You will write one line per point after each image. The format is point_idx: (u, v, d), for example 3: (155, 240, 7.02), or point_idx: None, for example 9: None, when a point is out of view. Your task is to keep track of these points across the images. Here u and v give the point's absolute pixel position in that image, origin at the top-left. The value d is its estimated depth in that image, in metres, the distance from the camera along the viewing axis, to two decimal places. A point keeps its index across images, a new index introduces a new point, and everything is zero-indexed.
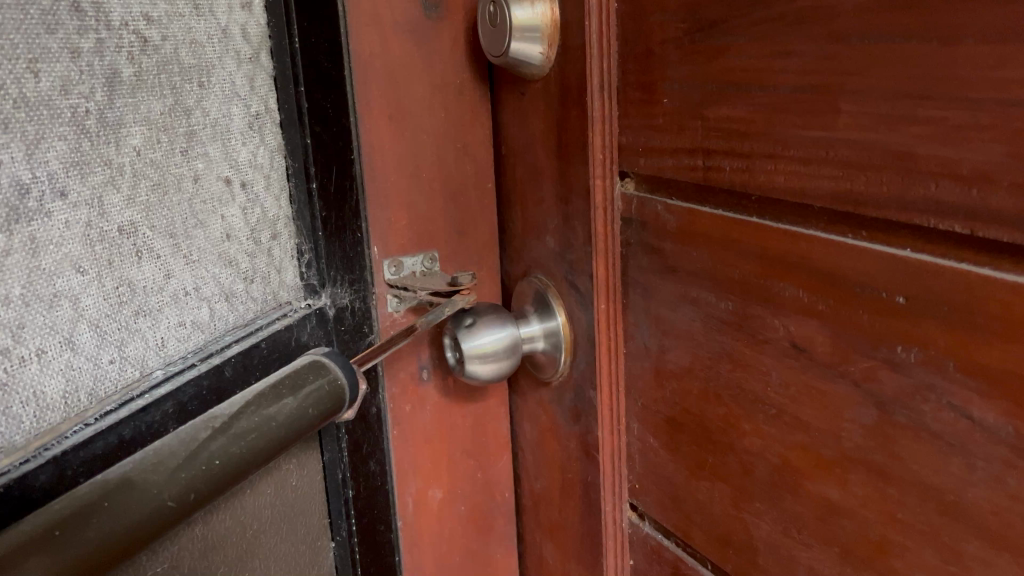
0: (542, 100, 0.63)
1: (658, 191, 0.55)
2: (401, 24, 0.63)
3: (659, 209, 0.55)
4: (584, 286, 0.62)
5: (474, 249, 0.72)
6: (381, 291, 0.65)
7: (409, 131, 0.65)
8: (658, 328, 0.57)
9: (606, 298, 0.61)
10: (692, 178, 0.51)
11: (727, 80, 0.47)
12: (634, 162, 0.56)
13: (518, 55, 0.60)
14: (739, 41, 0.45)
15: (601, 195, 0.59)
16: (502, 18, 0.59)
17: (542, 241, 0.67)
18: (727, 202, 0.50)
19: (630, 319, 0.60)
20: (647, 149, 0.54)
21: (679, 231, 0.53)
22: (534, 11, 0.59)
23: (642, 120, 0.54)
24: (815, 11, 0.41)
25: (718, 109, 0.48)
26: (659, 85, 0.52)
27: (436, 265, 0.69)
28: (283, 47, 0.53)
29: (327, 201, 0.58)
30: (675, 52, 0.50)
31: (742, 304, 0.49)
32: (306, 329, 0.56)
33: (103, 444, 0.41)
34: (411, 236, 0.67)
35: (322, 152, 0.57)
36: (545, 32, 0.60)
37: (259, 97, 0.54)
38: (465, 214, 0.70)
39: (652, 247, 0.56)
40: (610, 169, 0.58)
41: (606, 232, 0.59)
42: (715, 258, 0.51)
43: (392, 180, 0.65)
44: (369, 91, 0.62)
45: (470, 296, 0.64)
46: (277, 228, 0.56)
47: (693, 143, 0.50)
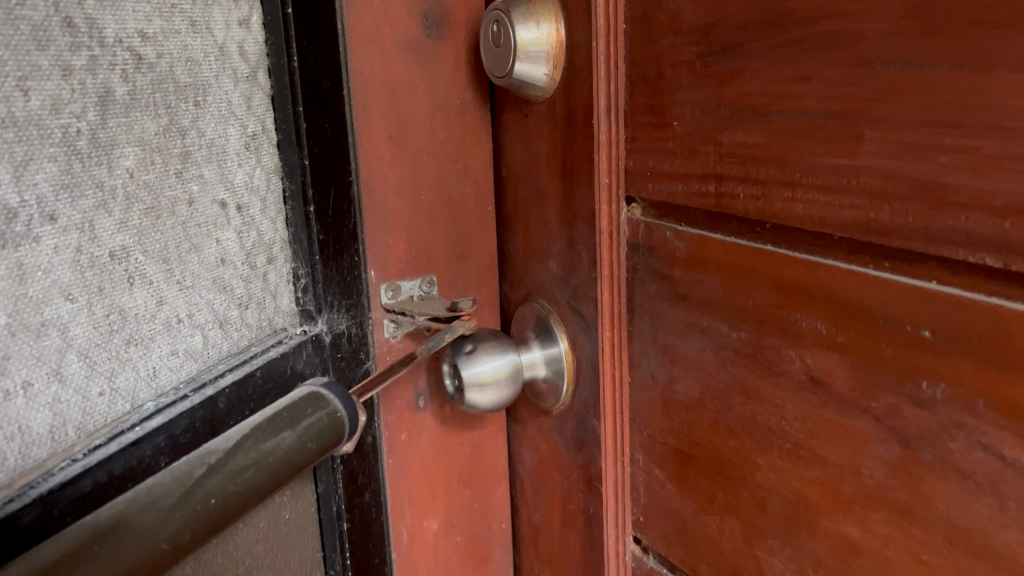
0: (545, 121, 0.61)
1: (667, 217, 0.54)
2: (401, 43, 0.61)
3: (668, 235, 0.53)
4: (588, 314, 0.60)
5: (474, 272, 0.69)
6: (378, 316, 0.64)
7: (409, 153, 0.63)
8: (667, 357, 0.55)
9: (611, 325, 0.59)
10: (704, 205, 0.50)
11: (743, 105, 0.45)
12: (642, 187, 0.54)
13: (522, 76, 0.58)
14: (757, 64, 0.44)
15: (606, 222, 0.57)
16: (507, 38, 0.57)
17: (542, 266, 0.65)
18: (740, 230, 0.49)
19: (636, 348, 0.58)
20: (656, 174, 0.53)
21: (690, 259, 0.52)
22: (540, 31, 0.57)
23: (651, 143, 0.53)
24: (840, 34, 0.39)
25: (733, 134, 0.47)
26: (669, 109, 0.51)
27: (434, 290, 0.66)
28: (282, 65, 0.52)
29: (324, 224, 0.56)
30: (688, 75, 0.49)
31: (756, 335, 0.48)
32: (302, 357, 0.54)
33: (91, 481, 0.39)
34: (410, 260, 0.65)
35: (320, 174, 0.55)
36: (551, 53, 0.58)
37: (256, 117, 0.52)
38: (465, 236, 0.68)
39: (660, 274, 0.54)
40: (618, 194, 0.56)
41: (611, 258, 0.58)
42: (727, 287, 0.49)
43: (391, 203, 0.63)
44: (368, 111, 0.60)
45: (471, 322, 0.62)
46: (274, 252, 0.54)
47: (705, 168, 0.49)
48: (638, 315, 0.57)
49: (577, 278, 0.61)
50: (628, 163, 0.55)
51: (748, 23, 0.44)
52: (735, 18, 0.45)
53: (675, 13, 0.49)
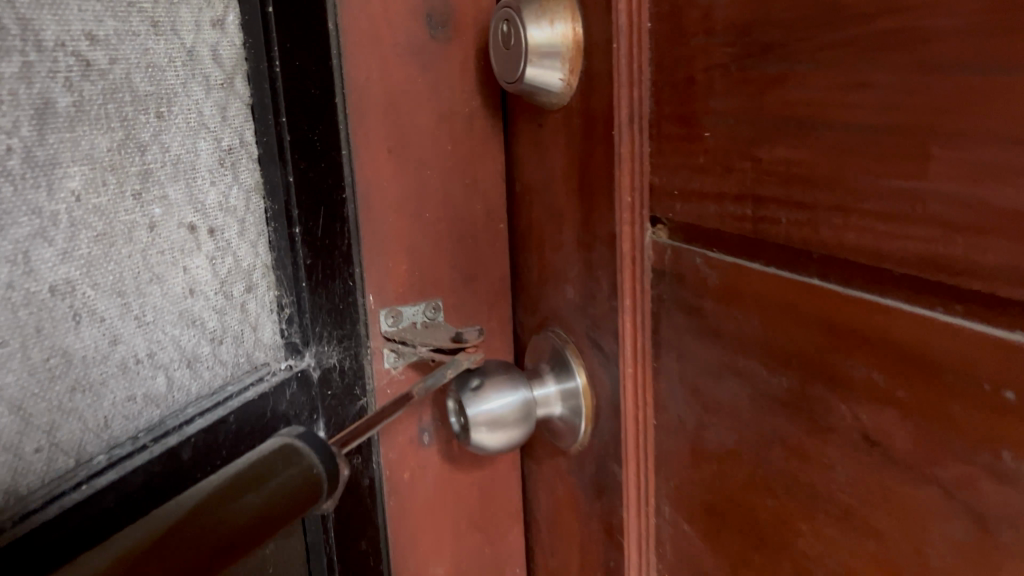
0: (563, 132, 0.55)
1: (696, 242, 0.47)
2: (403, 46, 0.55)
3: (698, 263, 0.47)
4: (609, 347, 0.54)
5: (486, 296, 0.63)
6: (378, 345, 0.58)
7: (412, 166, 0.57)
8: (698, 400, 0.49)
9: (634, 360, 0.53)
10: (738, 229, 0.43)
11: (783, 116, 0.39)
12: (669, 207, 0.48)
13: (535, 81, 0.52)
14: (799, 67, 0.37)
15: (629, 245, 0.51)
16: (518, 38, 0.52)
17: (560, 291, 0.59)
18: (781, 260, 0.42)
19: (662, 388, 0.51)
20: (685, 193, 0.47)
21: (723, 291, 0.45)
22: (554, 31, 0.51)
23: (679, 158, 0.46)
24: (901, 31, 0.32)
25: (772, 150, 0.40)
26: (700, 119, 0.44)
27: (440, 316, 0.60)
28: (262, 71, 0.46)
29: (314, 247, 0.50)
30: (721, 81, 0.42)
31: (800, 384, 0.41)
32: (285, 397, 0.48)
33: (21, 555, 0.33)
34: (413, 284, 0.59)
35: (309, 192, 0.49)
36: (567, 55, 0.52)
37: (232, 129, 0.46)
38: (476, 257, 0.62)
39: (689, 306, 0.48)
40: (641, 214, 0.50)
41: (635, 286, 0.51)
42: (765, 327, 0.43)
43: (391, 221, 0.57)
44: (365, 122, 0.55)
45: (478, 354, 0.56)
46: (253, 280, 0.48)
47: (740, 188, 0.43)
48: (665, 351, 0.51)
49: (598, 307, 0.55)
50: (653, 180, 0.49)
51: (791, 21, 0.37)
52: (775, 15, 0.38)
53: (706, 8, 0.43)
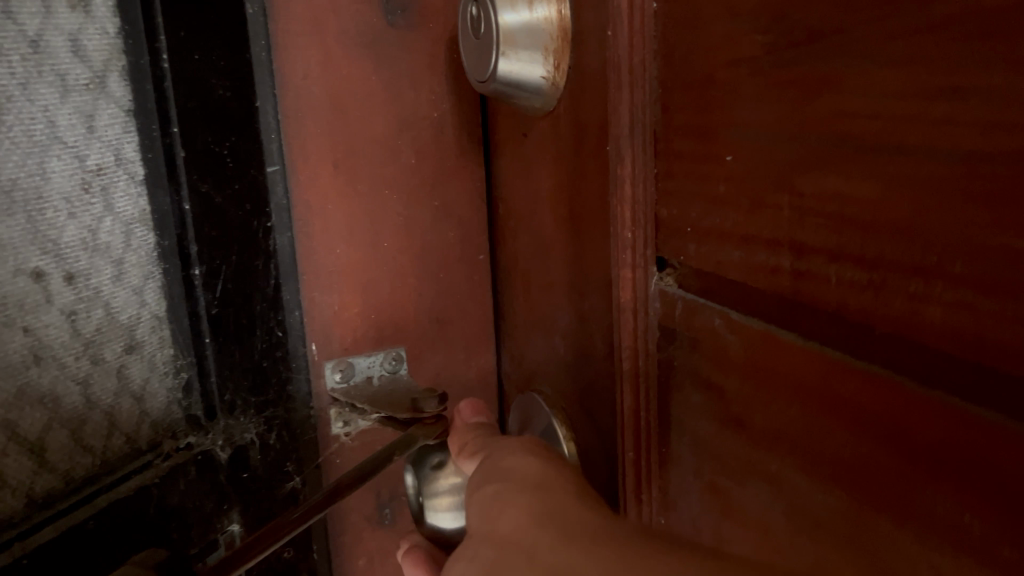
0: (551, 144, 0.42)
1: (715, 296, 0.30)
2: (351, 34, 0.44)
3: (716, 324, 0.30)
4: (606, 425, 0.40)
5: (463, 342, 0.51)
6: (324, 406, 0.46)
7: (365, 185, 0.46)
8: (716, 499, 0.31)
9: (638, 435, 0.37)
10: (768, 286, 0.26)
11: (847, 136, 0.21)
12: (680, 250, 0.32)
13: (508, 78, 0.39)
14: (833, 66, 0.22)
15: (631, 296, 0.35)
16: (488, 25, 0.39)
17: (550, 345, 0.45)
18: (829, 334, 0.24)
19: (675, 479, 0.34)
20: (703, 231, 0.30)
21: (745, 366, 0.28)
22: (532, 14, 0.38)
23: (694, 184, 0.30)
24: (991, 17, 0.17)
25: (822, 181, 0.23)
26: (718, 133, 0.28)
27: (404, 367, 0.48)
28: (141, 66, 0.36)
29: (225, 293, 0.39)
30: (745, 86, 0.26)
31: (843, 515, 0.23)
32: (179, 487, 0.37)
33: None
34: (370, 329, 0.47)
35: (217, 223, 0.38)
36: (551, 45, 0.39)
37: (102, 142, 0.36)
38: (449, 297, 0.50)
39: (706, 377, 0.31)
40: (647, 255, 0.34)
41: (640, 345, 0.35)
42: (798, 423, 0.25)
43: (340, 252, 0.46)
44: (303, 130, 0.44)
45: (439, 429, 0.43)
46: (137, 337, 0.38)
47: (777, 231, 0.25)
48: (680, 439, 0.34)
49: (592, 373, 0.40)
50: (659, 211, 0.33)
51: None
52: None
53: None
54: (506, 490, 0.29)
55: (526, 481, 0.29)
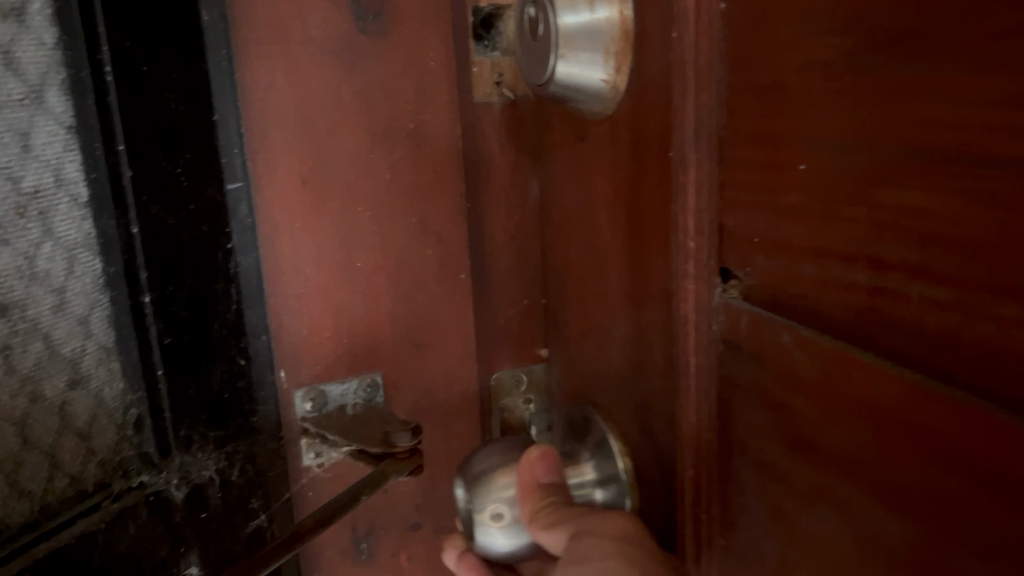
0: (604, 151, 0.36)
1: (779, 306, 0.25)
2: (316, 42, 0.41)
3: (785, 340, 0.24)
4: (662, 440, 0.33)
5: (444, 367, 0.47)
6: (292, 435, 0.44)
7: (334, 203, 0.43)
8: (780, 517, 0.25)
9: (696, 451, 0.30)
10: (847, 311, 0.21)
11: (917, 150, 0.18)
12: (746, 260, 0.26)
13: (568, 82, 0.34)
14: (913, 71, 0.18)
15: (689, 312, 0.29)
16: (547, 26, 0.34)
17: (605, 355, 0.39)
18: (925, 360, 0.19)
19: (737, 493, 0.28)
20: (771, 241, 0.24)
21: (818, 389, 0.22)
22: (593, 15, 0.32)
23: (760, 194, 0.25)
24: None
25: (899, 196, 0.19)
26: (787, 134, 0.23)
27: (380, 394, 0.46)
28: (82, 81, 0.33)
29: (176, 321, 0.37)
30: (820, 84, 0.21)
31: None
32: (128, 532, 0.35)
33: None
34: (343, 354, 0.44)
35: (169, 246, 0.36)
36: (614, 47, 0.33)
37: (40, 162, 0.33)
38: (428, 320, 0.46)
39: (767, 392, 0.25)
40: (709, 269, 0.28)
41: (701, 369, 0.29)
42: (882, 454, 0.20)
43: (308, 273, 0.43)
44: (268, 141, 0.41)
45: (411, 464, 0.40)
46: (82, 369, 0.36)
47: (847, 244, 0.21)
48: (739, 460, 0.28)
49: (651, 400, 0.34)
50: (725, 221, 0.27)
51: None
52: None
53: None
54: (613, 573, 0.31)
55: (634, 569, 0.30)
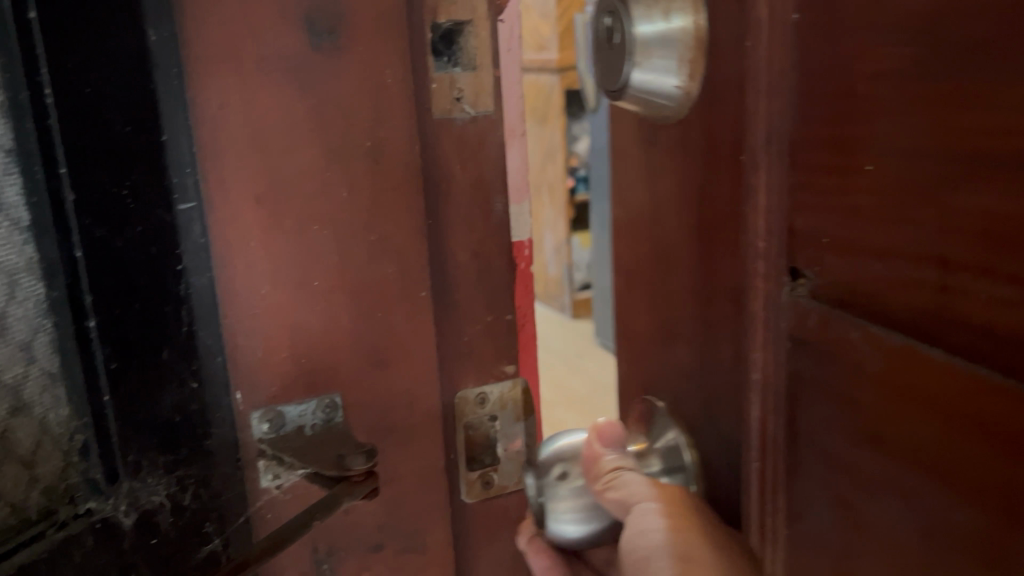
0: (672, 150, 0.32)
1: (848, 306, 0.23)
2: (270, 60, 0.41)
3: (856, 339, 0.22)
4: (729, 434, 0.30)
5: (406, 385, 0.47)
6: (250, 457, 0.43)
7: (291, 221, 0.42)
8: (845, 513, 0.24)
9: (763, 449, 0.28)
10: (912, 313, 0.20)
11: (1003, 149, 0.17)
12: (816, 260, 0.24)
13: (642, 91, 0.31)
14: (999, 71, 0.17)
15: (762, 309, 0.27)
16: (623, 34, 0.31)
17: (652, 360, 0.36)
18: (1015, 367, 0.18)
19: (800, 497, 0.26)
20: (839, 240, 0.23)
21: (891, 390, 0.21)
22: (668, 24, 0.29)
23: (828, 191, 0.23)
24: None
25: (982, 199, 0.18)
26: (854, 127, 0.22)
27: (339, 415, 0.45)
28: (20, 103, 0.32)
29: (122, 345, 0.36)
30: (896, 76, 0.20)
31: None
32: (73, 561, 0.34)
33: None
34: (301, 373, 0.44)
35: (114, 269, 0.36)
36: (689, 51, 0.29)
37: None
38: (389, 339, 0.46)
39: (835, 388, 0.23)
40: (777, 266, 0.26)
41: (766, 367, 0.27)
42: (965, 462, 0.19)
43: (264, 293, 0.42)
44: (221, 161, 0.41)
45: (369, 486, 0.40)
46: (23, 396, 0.35)
47: (920, 243, 0.20)
48: (803, 459, 0.26)
49: (716, 406, 0.31)
50: (793, 218, 0.25)
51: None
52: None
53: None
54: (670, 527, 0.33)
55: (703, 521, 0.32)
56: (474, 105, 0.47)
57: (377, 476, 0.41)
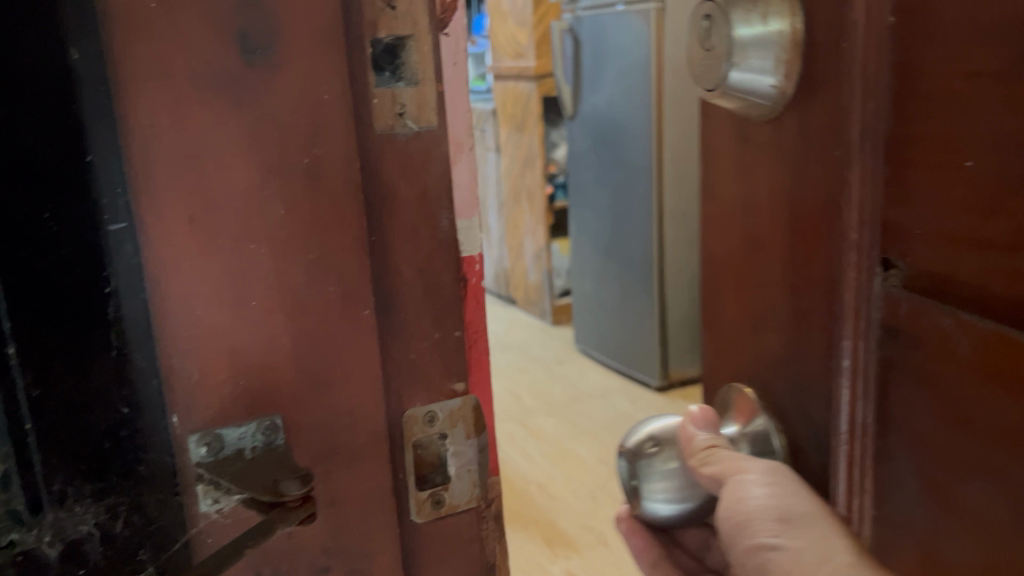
0: (772, 154, 0.38)
1: (938, 293, 0.30)
2: (202, 76, 0.40)
3: (945, 324, 0.29)
4: (821, 424, 0.37)
5: (350, 406, 0.46)
6: (189, 480, 0.43)
7: (227, 241, 0.42)
8: (937, 500, 0.31)
9: (850, 436, 0.35)
10: (1010, 301, 0.27)
11: None
12: (906, 253, 0.31)
13: (737, 89, 0.37)
14: None
15: (853, 299, 0.34)
16: (722, 37, 0.37)
17: (757, 345, 0.41)
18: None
19: (888, 475, 0.34)
20: (932, 231, 0.30)
21: (975, 364, 0.28)
22: (766, 26, 0.35)
23: (926, 188, 0.30)
24: None
25: None
26: (961, 139, 0.28)
27: (281, 436, 0.44)
28: None
29: (44, 372, 0.37)
30: (999, 95, 0.26)
31: None
32: None
33: None
34: (240, 395, 0.43)
35: (33, 294, 0.36)
36: (785, 53, 0.35)
37: None
38: (331, 358, 0.45)
39: (926, 377, 0.31)
40: (870, 257, 0.33)
41: (861, 346, 0.34)
42: None
43: (200, 315, 0.42)
44: (153, 179, 0.40)
45: (306, 510, 0.42)
46: None
47: (996, 239, 0.27)
48: (895, 438, 0.33)
49: (814, 382, 0.37)
50: (887, 214, 0.32)
51: None
52: None
53: (930, 12, 0.29)
54: (838, 565, 0.36)
55: (801, 498, 0.38)
56: (417, 120, 0.46)
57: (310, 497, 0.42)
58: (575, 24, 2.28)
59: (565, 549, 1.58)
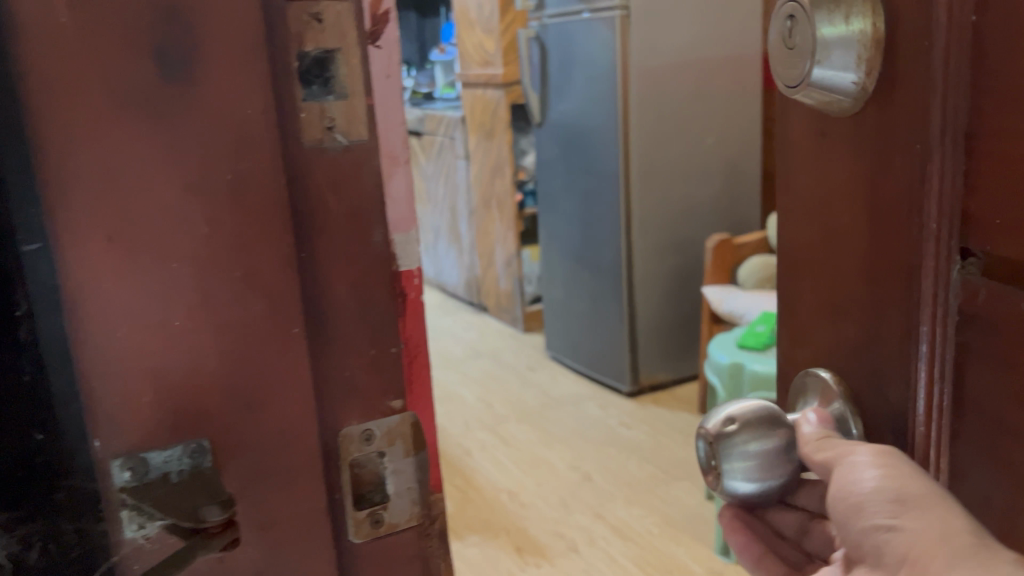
0: (850, 149, 0.38)
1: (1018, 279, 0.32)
2: (118, 92, 0.39)
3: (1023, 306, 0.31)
4: (897, 403, 0.38)
5: (283, 426, 0.45)
6: (113, 507, 0.42)
7: (148, 261, 0.41)
8: (1008, 476, 0.33)
9: (926, 417, 0.37)
10: None
11: None
12: (985, 243, 0.33)
13: (822, 85, 0.36)
14: None
15: (931, 285, 0.35)
16: (805, 37, 0.36)
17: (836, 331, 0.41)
18: None
19: (961, 454, 0.35)
20: (1010, 223, 0.31)
21: None
22: (848, 26, 0.35)
23: (1002, 183, 0.31)
24: None
25: None
26: None
27: (208, 459, 0.43)
28: None
29: None
30: None
31: None
32: None
33: None
34: (164, 418, 0.42)
35: None
36: (865, 53, 0.35)
37: None
38: (262, 378, 0.44)
39: (1005, 360, 0.32)
40: (949, 246, 0.34)
41: (936, 330, 0.35)
42: None
43: (121, 337, 0.41)
44: (69, 199, 0.39)
45: (221, 535, 0.43)
46: None
47: None
48: (969, 420, 0.34)
49: (885, 368, 0.38)
50: (967, 204, 0.33)
51: None
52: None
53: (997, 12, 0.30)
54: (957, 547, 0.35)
55: (916, 480, 0.36)
56: (347, 133, 0.45)
57: (235, 525, 0.44)
58: (542, 32, 2.29)
59: (535, 557, 1.57)
